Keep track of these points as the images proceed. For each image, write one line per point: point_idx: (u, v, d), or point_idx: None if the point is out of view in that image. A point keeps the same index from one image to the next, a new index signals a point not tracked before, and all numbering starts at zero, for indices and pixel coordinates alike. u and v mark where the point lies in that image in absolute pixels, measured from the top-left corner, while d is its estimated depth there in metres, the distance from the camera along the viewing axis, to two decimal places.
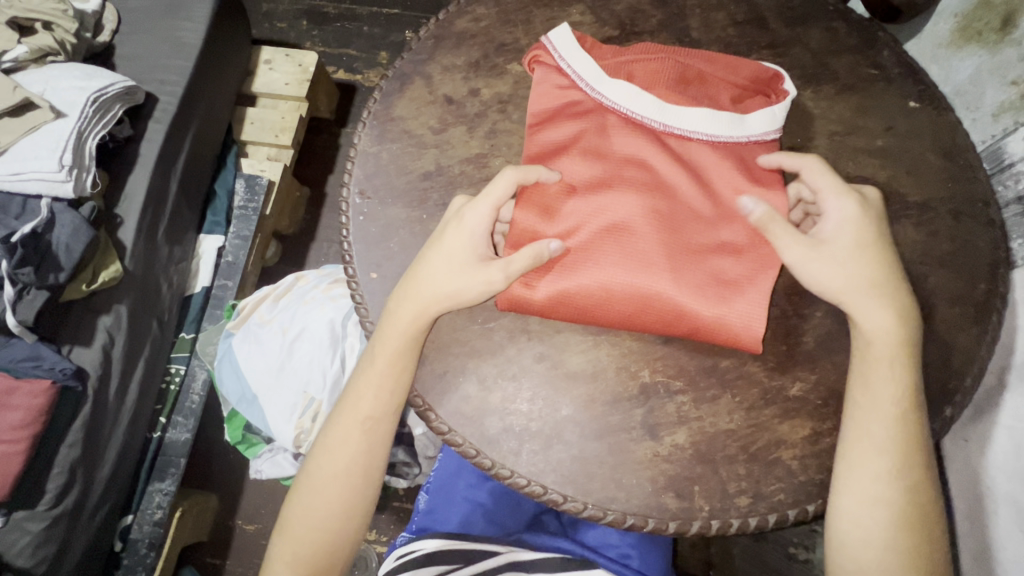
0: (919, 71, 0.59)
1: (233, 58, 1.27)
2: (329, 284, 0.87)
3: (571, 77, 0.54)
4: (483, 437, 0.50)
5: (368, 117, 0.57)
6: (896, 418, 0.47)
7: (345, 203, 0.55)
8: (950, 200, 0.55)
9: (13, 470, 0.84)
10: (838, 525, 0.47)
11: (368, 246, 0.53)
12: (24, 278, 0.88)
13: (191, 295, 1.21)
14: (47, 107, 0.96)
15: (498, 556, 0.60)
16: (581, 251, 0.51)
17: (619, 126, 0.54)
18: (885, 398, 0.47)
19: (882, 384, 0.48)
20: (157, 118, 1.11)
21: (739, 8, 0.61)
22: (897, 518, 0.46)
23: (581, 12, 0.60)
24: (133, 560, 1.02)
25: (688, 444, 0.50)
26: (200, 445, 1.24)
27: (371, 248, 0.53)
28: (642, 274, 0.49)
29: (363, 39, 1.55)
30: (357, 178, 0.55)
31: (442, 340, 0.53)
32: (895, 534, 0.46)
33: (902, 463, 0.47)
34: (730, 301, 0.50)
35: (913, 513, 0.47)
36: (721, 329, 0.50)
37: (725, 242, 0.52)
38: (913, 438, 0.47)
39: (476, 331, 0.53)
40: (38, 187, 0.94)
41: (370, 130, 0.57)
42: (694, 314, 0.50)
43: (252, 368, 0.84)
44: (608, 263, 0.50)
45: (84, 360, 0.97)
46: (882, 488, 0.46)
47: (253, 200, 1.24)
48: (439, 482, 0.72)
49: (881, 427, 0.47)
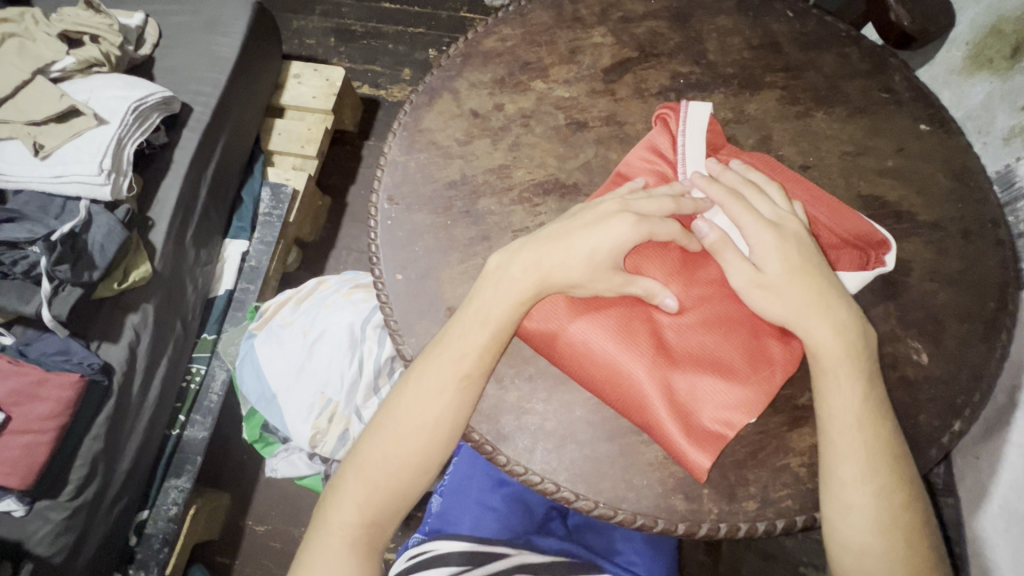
0: (929, 95, 0.61)
1: (264, 72, 1.32)
2: (350, 289, 0.90)
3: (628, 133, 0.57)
4: (497, 434, 0.52)
5: (398, 127, 0.60)
6: (855, 426, 0.47)
7: (373, 208, 0.57)
8: (959, 220, 0.56)
9: (39, 459, 0.87)
10: (834, 532, 0.47)
11: (394, 249, 0.56)
12: (61, 275, 0.92)
13: (214, 297, 1.25)
14: (90, 114, 1.02)
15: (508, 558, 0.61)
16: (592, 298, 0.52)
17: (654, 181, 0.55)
18: (843, 407, 0.47)
19: (842, 396, 0.48)
20: (191, 127, 1.16)
21: (754, 33, 0.63)
22: (883, 526, 0.45)
23: (602, 34, 0.63)
24: (146, 554, 1.04)
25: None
26: (215, 444, 1.26)
27: (397, 251, 0.56)
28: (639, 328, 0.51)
29: (388, 56, 1.60)
30: (385, 184, 0.58)
31: None
32: (880, 541, 0.45)
33: (877, 472, 0.46)
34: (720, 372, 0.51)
35: (900, 521, 0.46)
36: (716, 400, 0.50)
37: (730, 314, 0.52)
38: (884, 443, 0.47)
39: None
40: (78, 189, 0.99)
41: (400, 139, 0.60)
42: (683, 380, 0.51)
43: (273, 372, 0.86)
44: (616, 312, 0.51)
45: (111, 356, 1.01)
46: (861, 498, 0.46)
47: (277, 207, 1.28)
48: (453, 484, 0.74)
49: (855, 433, 0.47)
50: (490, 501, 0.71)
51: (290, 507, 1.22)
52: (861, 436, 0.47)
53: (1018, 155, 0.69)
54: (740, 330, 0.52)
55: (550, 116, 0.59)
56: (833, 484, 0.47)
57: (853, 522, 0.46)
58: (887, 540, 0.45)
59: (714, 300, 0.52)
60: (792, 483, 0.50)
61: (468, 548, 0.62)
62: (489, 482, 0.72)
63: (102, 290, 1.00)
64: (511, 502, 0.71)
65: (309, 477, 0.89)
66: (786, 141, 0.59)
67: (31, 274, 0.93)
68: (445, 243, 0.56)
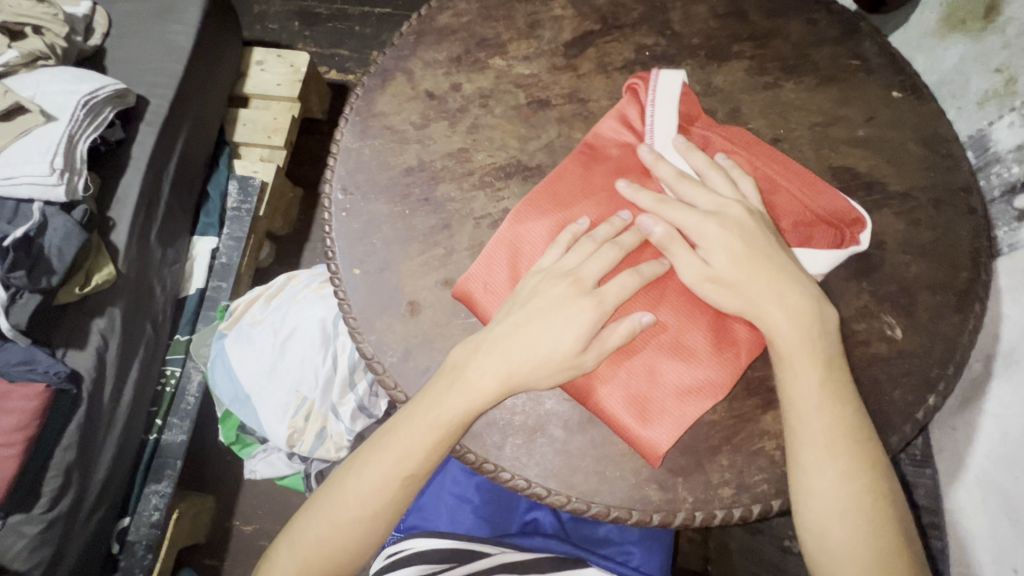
0: (900, 60, 0.59)
1: (223, 60, 1.27)
2: (320, 284, 0.87)
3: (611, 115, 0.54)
4: (466, 431, 0.50)
5: (351, 113, 0.57)
6: (811, 419, 0.46)
7: (328, 199, 0.55)
8: (931, 189, 0.55)
9: (7, 473, 0.84)
10: (802, 518, 0.47)
11: (351, 242, 0.53)
12: (17, 282, 0.88)
13: (185, 297, 1.22)
14: (37, 111, 0.96)
15: (491, 557, 0.61)
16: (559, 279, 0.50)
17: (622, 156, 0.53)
18: (809, 390, 0.47)
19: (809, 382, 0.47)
20: (148, 121, 1.11)
21: (721, 1, 0.61)
22: (847, 513, 0.45)
23: (562, 6, 0.60)
24: (129, 562, 1.02)
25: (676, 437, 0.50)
26: (196, 446, 1.24)
27: (354, 244, 0.53)
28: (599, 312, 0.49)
29: (354, 39, 1.55)
30: (339, 174, 0.55)
31: (425, 334, 0.51)
32: (846, 524, 0.45)
33: (839, 456, 0.46)
34: (681, 358, 0.49)
35: (865, 510, 0.45)
36: (675, 386, 0.49)
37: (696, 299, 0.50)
38: (848, 432, 0.46)
39: (459, 326, 0.52)
40: (29, 191, 0.94)
41: (352, 126, 0.56)
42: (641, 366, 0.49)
43: (245, 375, 0.84)
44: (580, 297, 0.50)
45: (78, 363, 0.97)
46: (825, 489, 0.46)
47: (245, 201, 1.24)
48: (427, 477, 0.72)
49: (817, 418, 0.46)
50: (466, 493, 0.70)
51: (276, 507, 1.21)
52: (825, 427, 0.46)
53: (992, 119, 0.68)
54: (705, 314, 0.50)
55: (509, 96, 0.56)
56: (794, 471, 0.46)
57: (814, 507, 0.46)
58: (853, 527, 0.45)
59: (679, 283, 0.51)
60: (767, 465, 0.49)
61: (450, 545, 0.62)
62: (464, 474, 0.70)
63: (59, 296, 0.96)
64: (486, 492, 0.70)
65: (288, 477, 0.88)
66: (754, 114, 0.57)
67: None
68: (405, 235, 0.53)
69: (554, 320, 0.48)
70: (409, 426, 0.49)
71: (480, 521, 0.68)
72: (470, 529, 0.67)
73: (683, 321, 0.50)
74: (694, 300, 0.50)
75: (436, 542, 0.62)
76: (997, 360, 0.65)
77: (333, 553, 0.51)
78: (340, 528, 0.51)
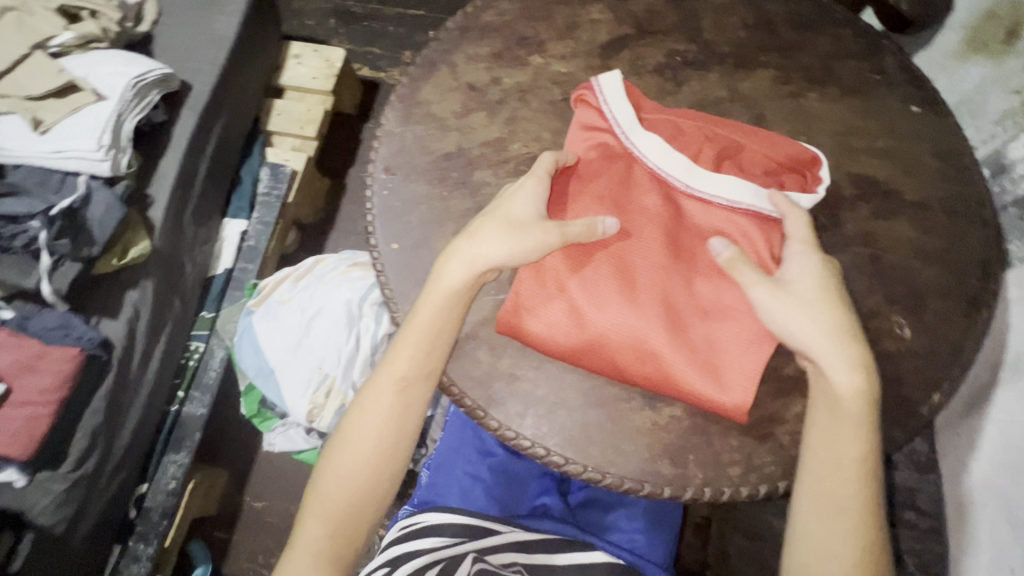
0: (921, 76, 0.62)
1: (263, 52, 1.32)
2: (348, 267, 0.91)
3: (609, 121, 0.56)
4: (489, 399, 0.53)
5: (396, 100, 0.60)
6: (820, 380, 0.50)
7: (370, 178, 0.58)
8: (946, 199, 0.57)
9: (40, 431, 0.88)
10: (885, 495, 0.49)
11: (389, 220, 0.56)
12: (60, 249, 0.93)
13: (213, 276, 1.26)
14: (89, 90, 1.02)
15: (499, 535, 0.64)
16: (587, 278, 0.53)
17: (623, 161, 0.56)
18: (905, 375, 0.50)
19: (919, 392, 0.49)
20: (190, 105, 1.16)
21: (750, 13, 0.64)
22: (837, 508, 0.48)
23: (599, 11, 0.63)
24: (145, 527, 1.05)
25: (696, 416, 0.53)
26: (212, 421, 1.28)
27: (392, 221, 0.56)
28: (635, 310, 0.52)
29: (388, 38, 1.60)
30: (382, 156, 0.59)
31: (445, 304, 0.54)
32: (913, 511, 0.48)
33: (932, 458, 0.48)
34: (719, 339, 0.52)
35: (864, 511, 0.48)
36: (723, 372, 0.52)
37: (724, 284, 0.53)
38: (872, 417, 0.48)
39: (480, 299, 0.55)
40: (76, 165, 0.99)
41: (397, 112, 0.60)
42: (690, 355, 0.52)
43: (273, 350, 0.87)
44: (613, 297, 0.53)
45: (111, 331, 1.01)
46: (833, 475, 0.48)
47: (276, 187, 1.29)
48: (440, 456, 0.75)
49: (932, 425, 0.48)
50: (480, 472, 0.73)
51: (286, 485, 1.24)
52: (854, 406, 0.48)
53: (1010, 138, 0.70)
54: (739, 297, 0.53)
55: (545, 91, 0.60)
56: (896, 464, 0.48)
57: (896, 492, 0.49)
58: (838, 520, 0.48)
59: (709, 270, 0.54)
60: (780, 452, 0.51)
61: (461, 520, 0.65)
62: (477, 454, 0.73)
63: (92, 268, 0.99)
64: (498, 473, 0.73)
65: (305, 452, 0.91)
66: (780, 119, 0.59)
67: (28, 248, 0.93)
68: (441, 215, 0.56)
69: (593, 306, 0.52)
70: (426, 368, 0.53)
71: (493, 497, 0.71)
72: (481, 508, 0.70)
73: (714, 289, 0.53)
74: (713, 265, 0.54)
75: (447, 517, 0.65)
76: (1004, 371, 0.67)
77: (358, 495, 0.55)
78: (371, 477, 0.55)
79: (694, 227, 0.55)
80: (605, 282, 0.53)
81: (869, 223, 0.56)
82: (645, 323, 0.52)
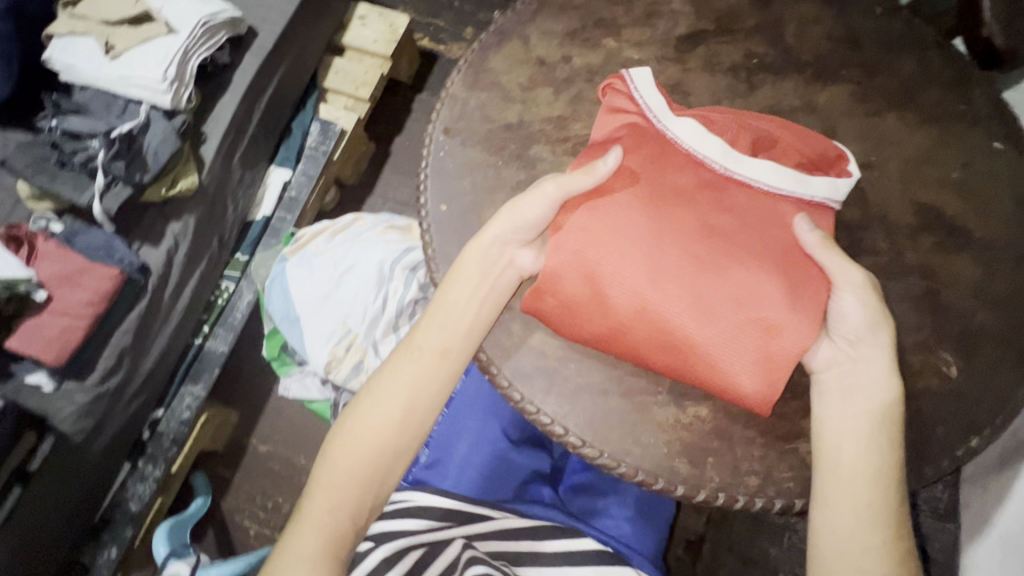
0: (1009, 114, 0.59)
1: (330, 9, 1.33)
2: (385, 229, 0.92)
3: (640, 107, 0.55)
4: (518, 371, 0.56)
5: (464, 65, 0.61)
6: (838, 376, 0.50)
7: (429, 138, 0.59)
8: (1016, 244, 0.55)
9: (73, 341, 0.92)
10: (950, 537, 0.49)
11: (442, 181, 0.57)
12: (116, 171, 0.97)
13: (252, 222, 1.29)
14: (162, 23, 1.04)
15: (487, 521, 0.67)
16: (611, 256, 0.52)
17: (653, 144, 0.55)
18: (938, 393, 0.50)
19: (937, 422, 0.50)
20: (253, 51, 1.18)
21: (837, 25, 0.62)
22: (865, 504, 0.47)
23: (681, 4, 0.62)
24: (157, 450, 1.10)
25: (716, 417, 0.53)
26: (231, 362, 1.31)
27: (444, 184, 0.57)
28: (659, 291, 0.51)
29: (452, 12, 1.60)
30: (444, 117, 0.59)
31: (473, 264, 0.54)
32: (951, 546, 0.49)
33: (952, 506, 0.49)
34: (755, 326, 0.50)
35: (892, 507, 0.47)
36: (752, 361, 0.50)
37: (756, 267, 0.51)
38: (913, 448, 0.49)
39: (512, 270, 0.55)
40: (140, 94, 1.02)
41: (464, 77, 0.60)
42: (716, 343, 0.51)
43: (302, 298, 0.89)
44: (639, 274, 0.51)
45: (150, 257, 1.05)
46: (855, 473, 0.48)
47: (324, 144, 1.30)
48: (439, 435, 0.76)
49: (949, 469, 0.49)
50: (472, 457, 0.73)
51: (293, 434, 1.27)
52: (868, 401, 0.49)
53: None
54: (773, 278, 0.51)
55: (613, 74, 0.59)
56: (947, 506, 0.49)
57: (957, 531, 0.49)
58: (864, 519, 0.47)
59: (744, 251, 0.51)
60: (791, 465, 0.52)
61: (450, 504, 0.68)
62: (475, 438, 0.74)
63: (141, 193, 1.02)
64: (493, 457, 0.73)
65: (318, 402, 0.93)
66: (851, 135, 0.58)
67: (85, 168, 0.97)
68: (494, 189, 0.56)
69: (620, 278, 0.51)
70: (454, 334, 0.55)
71: (481, 484, 0.71)
72: (472, 489, 0.71)
73: (754, 276, 0.51)
74: (749, 247, 0.52)
75: (437, 499, 0.68)
76: None
77: (371, 467, 0.55)
78: (379, 452, 0.55)
79: (733, 208, 0.53)
80: (635, 265, 0.51)
81: (929, 255, 0.54)
82: (677, 311, 0.51)
